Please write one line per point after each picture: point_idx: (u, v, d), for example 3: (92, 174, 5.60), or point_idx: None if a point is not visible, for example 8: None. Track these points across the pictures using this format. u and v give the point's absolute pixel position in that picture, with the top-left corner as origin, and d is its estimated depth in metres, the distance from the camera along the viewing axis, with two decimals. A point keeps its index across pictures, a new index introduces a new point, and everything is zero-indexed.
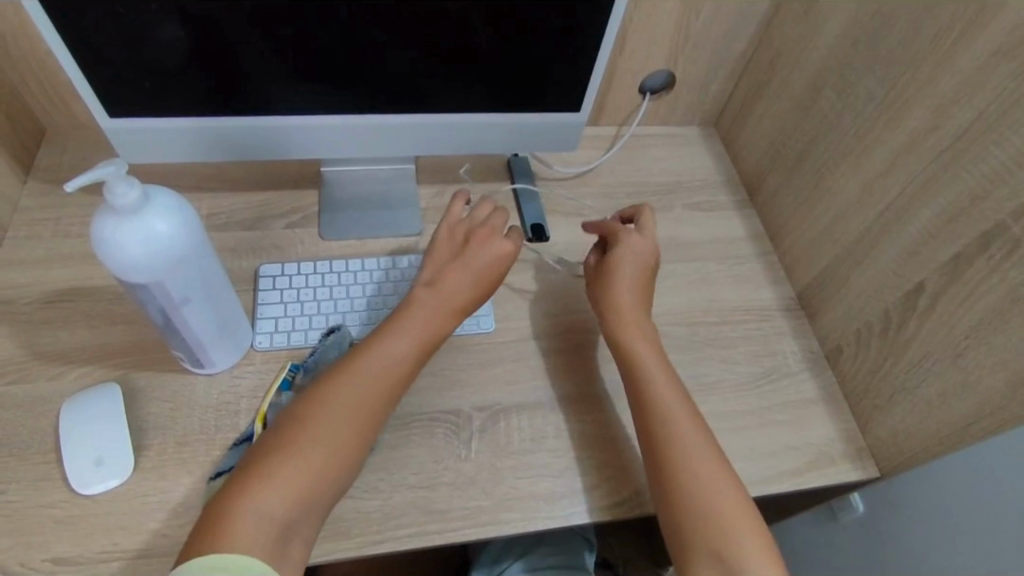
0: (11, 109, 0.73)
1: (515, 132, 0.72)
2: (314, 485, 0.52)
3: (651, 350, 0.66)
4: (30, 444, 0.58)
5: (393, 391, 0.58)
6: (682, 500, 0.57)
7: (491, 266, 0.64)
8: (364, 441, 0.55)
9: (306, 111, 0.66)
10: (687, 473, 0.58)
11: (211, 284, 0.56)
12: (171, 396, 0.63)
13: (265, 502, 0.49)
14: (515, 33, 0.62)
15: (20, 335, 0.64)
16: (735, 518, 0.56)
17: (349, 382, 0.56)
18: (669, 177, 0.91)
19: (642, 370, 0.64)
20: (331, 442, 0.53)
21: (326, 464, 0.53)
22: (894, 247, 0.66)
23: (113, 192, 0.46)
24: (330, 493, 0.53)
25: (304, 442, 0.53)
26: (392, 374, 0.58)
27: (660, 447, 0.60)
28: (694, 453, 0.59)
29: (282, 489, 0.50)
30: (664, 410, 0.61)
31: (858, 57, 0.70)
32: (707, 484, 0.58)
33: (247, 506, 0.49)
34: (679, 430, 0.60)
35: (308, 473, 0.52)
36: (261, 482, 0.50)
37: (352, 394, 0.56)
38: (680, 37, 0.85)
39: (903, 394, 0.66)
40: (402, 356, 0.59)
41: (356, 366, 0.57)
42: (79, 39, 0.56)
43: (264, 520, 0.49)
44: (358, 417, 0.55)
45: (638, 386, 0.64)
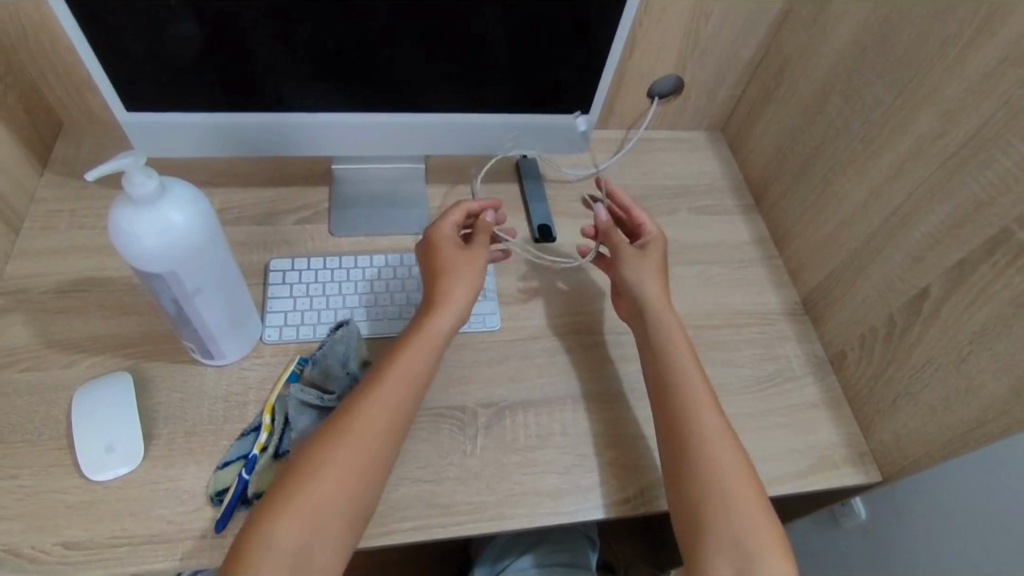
0: (30, 102, 0.74)
1: (524, 133, 0.73)
2: (324, 511, 0.51)
3: (683, 345, 0.66)
4: (43, 430, 0.59)
5: (395, 411, 0.57)
6: (703, 490, 0.57)
7: (461, 284, 0.65)
8: (373, 461, 0.54)
9: (318, 109, 0.67)
10: (710, 461, 0.58)
11: (224, 277, 0.57)
12: (181, 386, 0.63)
13: (276, 533, 0.50)
14: (527, 34, 0.63)
15: (35, 323, 0.65)
16: (751, 508, 0.56)
17: (348, 408, 0.57)
18: (676, 180, 0.92)
19: (675, 366, 0.64)
20: (333, 467, 0.53)
21: (332, 490, 0.52)
22: (899, 252, 0.67)
23: (133, 182, 0.47)
24: (345, 520, 0.52)
25: (308, 471, 0.53)
26: (386, 396, 0.57)
27: (685, 438, 0.60)
28: (720, 444, 0.59)
29: (291, 518, 0.50)
30: (690, 402, 0.62)
31: (866, 64, 0.71)
32: (730, 475, 0.58)
33: (257, 540, 0.49)
34: (708, 425, 0.60)
35: (316, 501, 0.51)
36: (268, 515, 0.50)
37: (352, 418, 0.56)
38: (689, 42, 0.86)
39: (906, 399, 0.67)
40: (394, 377, 0.59)
41: (355, 395, 0.58)
42: (100, 34, 0.57)
43: (276, 554, 0.49)
44: (357, 439, 0.54)
45: (667, 381, 0.64)
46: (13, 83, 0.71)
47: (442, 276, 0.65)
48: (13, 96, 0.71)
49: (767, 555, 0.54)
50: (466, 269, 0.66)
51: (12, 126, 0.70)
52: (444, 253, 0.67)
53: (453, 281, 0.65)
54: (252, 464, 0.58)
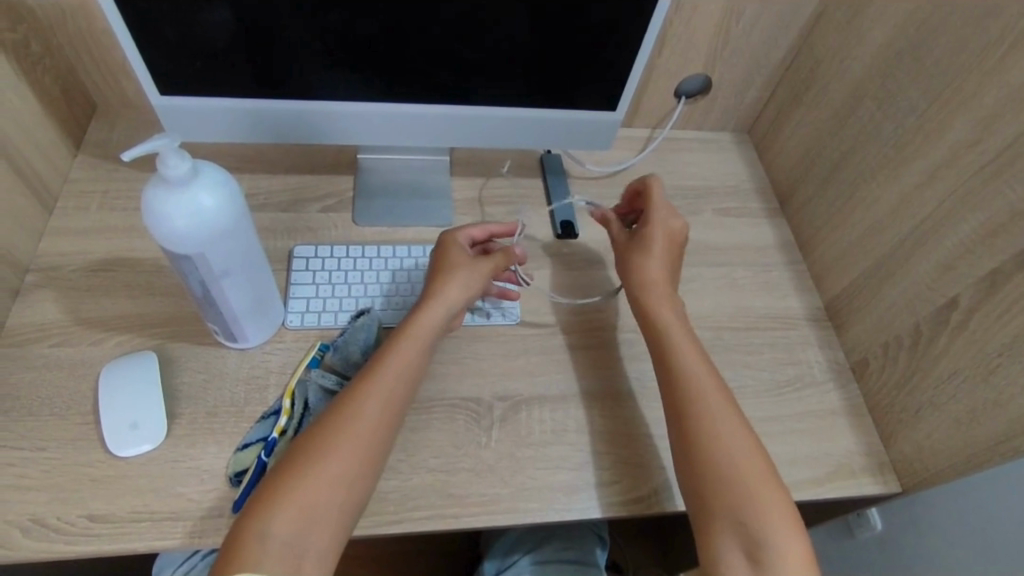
0: (66, 84, 0.75)
1: (551, 127, 0.72)
2: (320, 502, 0.52)
3: (689, 342, 0.65)
4: (70, 405, 0.61)
5: (389, 404, 0.57)
6: (720, 493, 0.57)
7: (460, 281, 0.65)
8: (367, 453, 0.55)
9: (347, 97, 0.67)
10: (725, 463, 0.58)
11: (250, 261, 0.57)
12: (204, 367, 0.65)
13: (273, 524, 0.50)
14: (557, 30, 0.63)
15: (65, 301, 0.67)
16: (770, 511, 0.56)
17: (344, 400, 0.57)
18: (701, 181, 0.91)
19: (684, 369, 0.63)
20: (330, 458, 0.53)
21: (328, 483, 0.52)
22: (928, 260, 0.66)
23: (166, 163, 0.48)
24: (340, 511, 0.52)
25: (304, 462, 0.53)
26: (382, 389, 0.58)
27: (698, 439, 0.59)
28: (735, 443, 0.59)
29: (288, 508, 0.51)
30: (704, 406, 0.60)
31: (901, 67, 0.69)
32: (745, 477, 0.57)
33: (254, 531, 0.50)
34: (719, 426, 0.60)
35: (313, 492, 0.52)
36: (264, 507, 0.51)
37: (344, 412, 0.56)
38: (719, 42, 0.85)
39: (930, 409, 0.66)
40: (389, 371, 0.59)
41: (349, 388, 0.58)
42: (139, 19, 0.58)
43: (273, 543, 0.49)
44: (353, 431, 0.55)
45: (678, 383, 0.62)
46: (50, 64, 0.72)
47: (442, 274, 0.65)
48: (50, 77, 0.72)
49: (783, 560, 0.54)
50: (472, 269, 0.66)
51: (49, 106, 0.72)
52: (449, 252, 0.68)
53: (452, 279, 0.65)
54: (272, 447, 0.59)
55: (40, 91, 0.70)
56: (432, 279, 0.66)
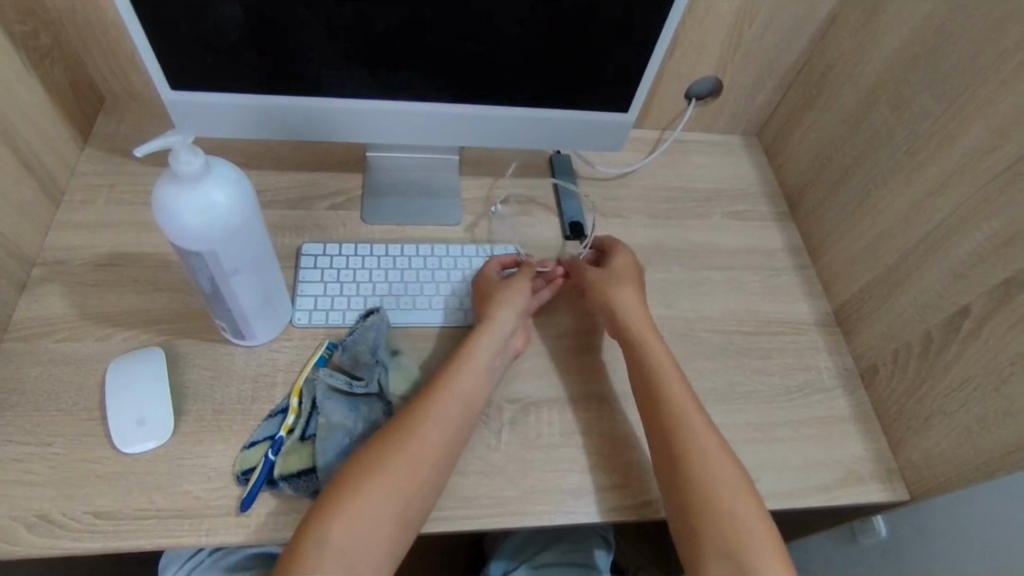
0: (75, 76, 0.75)
1: (562, 127, 0.72)
2: (377, 515, 0.53)
3: (663, 350, 0.67)
4: (76, 400, 0.60)
5: (452, 425, 0.59)
6: (698, 503, 0.58)
7: (511, 303, 0.68)
8: (428, 473, 0.56)
9: (358, 94, 0.67)
10: (707, 478, 0.59)
11: (261, 258, 0.57)
12: (211, 364, 0.64)
13: (332, 534, 0.51)
14: (572, 30, 0.63)
15: (72, 295, 0.66)
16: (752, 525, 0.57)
17: (407, 416, 0.58)
18: (710, 184, 0.91)
19: (655, 376, 0.65)
20: (392, 473, 0.54)
21: (388, 498, 0.54)
22: (941, 267, 0.65)
23: (179, 159, 0.47)
24: (396, 525, 0.53)
25: (366, 474, 0.54)
26: (445, 409, 0.59)
27: (680, 448, 0.60)
28: (708, 447, 0.60)
29: (347, 517, 0.52)
30: (689, 423, 0.61)
31: (915, 73, 0.69)
32: (723, 488, 0.58)
33: (314, 539, 0.51)
34: (698, 435, 0.61)
35: (373, 503, 0.53)
36: (325, 515, 0.52)
37: (409, 429, 0.57)
38: (731, 44, 0.85)
39: (939, 417, 0.65)
40: (454, 392, 0.60)
41: (413, 405, 0.59)
42: (149, 11, 0.57)
43: (329, 552, 0.51)
44: (415, 448, 0.56)
45: (657, 397, 0.63)
46: (59, 56, 0.72)
47: (499, 296, 0.68)
48: (59, 69, 0.72)
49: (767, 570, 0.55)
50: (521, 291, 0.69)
51: (58, 99, 0.71)
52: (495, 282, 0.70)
53: (507, 300, 0.68)
54: (279, 446, 0.59)
55: (49, 83, 0.70)
56: (488, 300, 0.68)
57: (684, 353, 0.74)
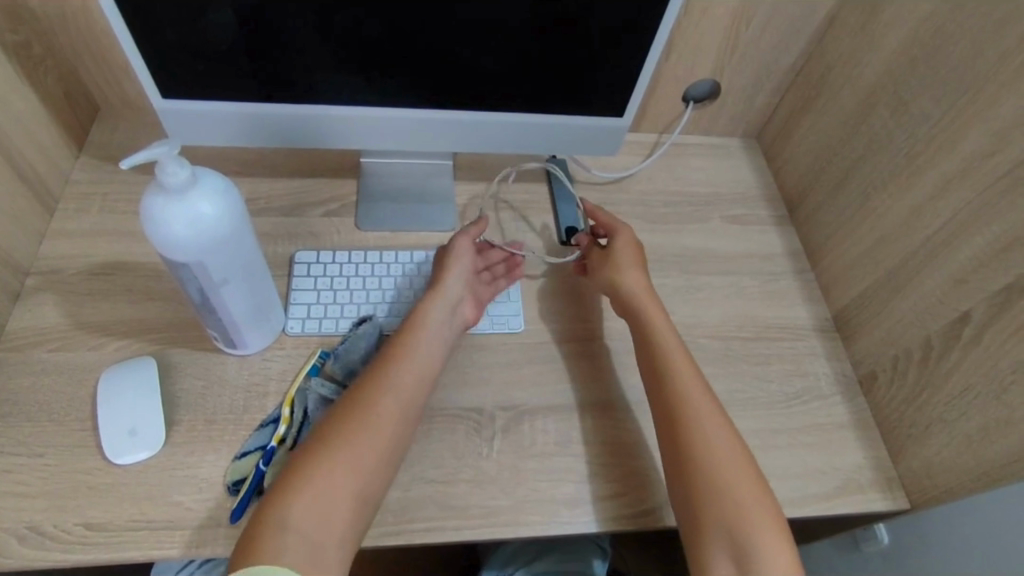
0: (68, 85, 0.75)
1: (556, 133, 0.71)
2: (338, 491, 0.53)
3: (669, 330, 0.67)
4: (68, 411, 0.60)
5: (405, 398, 0.58)
6: (703, 487, 0.57)
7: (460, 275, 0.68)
8: (384, 445, 0.56)
9: (351, 102, 0.67)
10: (709, 449, 0.59)
11: (251, 268, 0.57)
12: (204, 373, 0.64)
13: (292, 512, 0.51)
14: (564, 34, 0.62)
15: (65, 304, 0.66)
16: (753, 497, 0.56)
17: (359, 391, 0.58)
18: (708, 188, 0.90)
19: (659, 356, 0.65)
20: (345, 448, 0.54)
21: (347, 474, 0.53)
22: (941, 273, 0.64)
23: (164, 170, 0.47)
24: (355, 499, 0.53)
25: (320, 452, 0.54)
26: (398, 383, 0.59)
27: (680, 428, 0.60)
28: (708, 423, 0.60)
29: (304, 496, 0.52)
30: (688, 398, 0.61)
31: (914, 75, 0.68)
32: (723, 466, 0.58)
33: (272, 521, 0.50)
34: (698, 411, 0.61)
35: (329, 480, 0.53)
36: (284, 495, 0.52)
37: (362, 403, 0.57)
38: (728, 46, 0.84)
39: (940, 425, 0.64)
40: (406, 366, 0.60)
41: (365, 379, 0.59)
42: (139, 20, 0.57)
43: (291, 531, 0.50)
44: (368, 422, 0.56)
45: (662, 376, 0.63)
46: (52, 65, 0.72)
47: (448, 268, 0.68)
48: (52, 78, 0.72)
49: (773, 546, 0.54)
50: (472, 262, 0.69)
51: (51, 108, 0.71)
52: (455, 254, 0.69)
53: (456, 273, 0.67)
54: (270, 456, 0.58)
55: (42, 92, 0.70)
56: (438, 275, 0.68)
57: None
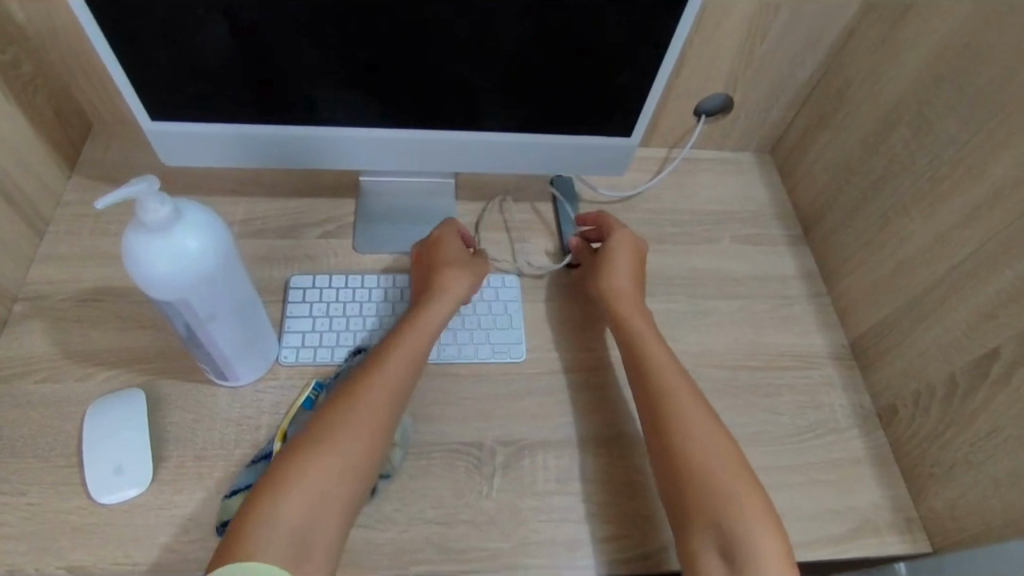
0: (60, 103, 0.73)
1: (561, 153, 0.68)
2: (326, 489, 0.52)
3: (650, 333, 0.66)
4: (54, 446, 0.58)
5: (393, 395, 0.58)
6: (697, 491, 0.55)
7: (450, 271, 0.66)
8: (371, 442, 0.55)
9: (346, 124, 0.64)
10: (698, 458, 0.57)
11: (239, 302, 0.54)
12: (194, 406, 0.62)
13: (279, 511, 0.50)
14: (568, 55, 0.59)
15: (53, 332, 0.64)
16: (749, 503, 0.55)
17: (348, 388, 0.57)
18: (720, 206, 0.86)
19: (645, 358, 0.64)
20: (336, 441, 0.53)
21: (334, 471, 0.52)
22: (967, 305, 0.61)
23: (145, 208, 0.44)
24: (345, 493, 0.52)
25: (309, 448, 0.53)
26: (385, 380, 0.58)
27: (667, 430, 0.59)
28: (696, 425, 0.59)
29: (294, 491, 0.51)
30: (681, 404, 0.60)
31: (939, 94, 0.64)
32: (716, 469, 0.56)
33: (260, 516, 0.49)
34: (686, 412, 0.60)
35: (319, 475, 0.52)
36: (270, 494, 0.51)
37: (350, 399, 0.56)
38: (742, 60, 0.81)
39: (964, 466, 0.61)
40: (394, 362, 0.59)
41: (353, 376, 0.58)
42: (124, 43, 0.55)
43: (277, 530, 0.49)
44: (355, 419, 0.55)
45: (647, 378, 0.63)
46: (42, 84, 0.70)
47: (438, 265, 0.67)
48: (43, 97, 0.70)
49: (774, 553, 0.52)
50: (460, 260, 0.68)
51: (41, 128, 0.69)
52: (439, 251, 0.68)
53: (445, 269, 0.67)
54: None
55: (32, 113, 0.68)
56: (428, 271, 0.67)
57: None
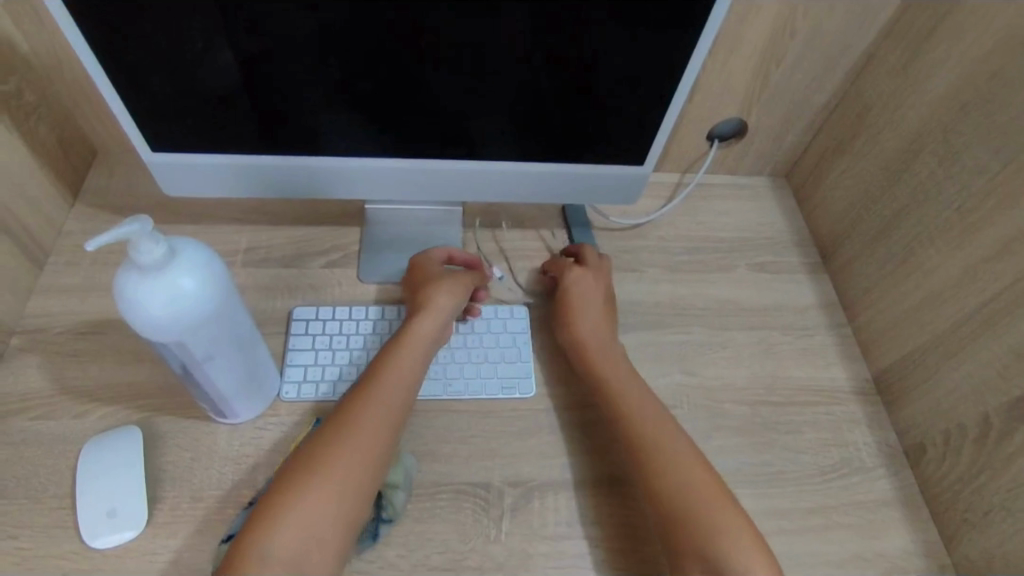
0: (62, 131, 0.72)
1: (571, 181, 0.66)
2: (324, 516, 0.50)
3: (625, 368, 0.65)
4: (48, 487, 0.56)
5: (390, 417, 0.56)
6: (694, 528, 0.53)
7: (444, 290, 0.65)
8: (369, 467, 0.53)
9: (350, 153, 0.62)
10: (687, 499, 0.55)
11: (237, 341, 0.53)
12: (191, 444, 0.60)
13: (275, 541, 0.48)
14: (578, 85, 0.57)
15: (51, 367, 0.63)
16: (747, 543, 0.52)
17: (342, 412, 0.56)
18: (734, 232, 0.84)
19: (621, 394, 0.63)
20: (330, 466, 0.51)
21: (331, 498, 0.50)
22: (1001, 343, 0.58)
23: (139, 249, 0.43)
24: (343, 518, 0.50)
25: (301, 475, 0.51)
26: (380, 402, 0.56)
27: (652, 468, 0.57)
28: (682, 460, 0.57)
29: (289, 521, 0.49)
30: (663, 439, 0.59)
31: (966, 121, 0.62)
32: (710, 504, 0.54)
33: (254, 550, 0.47)
34: (669, 448, 0.58)
35: (314, 503, 0.50)
36: (266, 523, 0.48)
37: (344, 424, 0.54)
38: (757, 84, 0.79)
39: (1001, 513, 0.58)
40: (389, 385, 0.58)
41: (347, 401, 0.57)
42: (124, 75, 0.54)
43: (273, 561, 0.47)
44: (351, 442, 0.53)
45: (627, 414, 0.61)
46: (45, 112, 0.69)
47: (430, 285, 0.66)
48: (45, 126, 0.69)
49: None
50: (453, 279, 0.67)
51: (42, 157, 0.69)
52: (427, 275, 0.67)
53: (439, 288, 0.65)
54: None
55: (32, 142, 0.67)
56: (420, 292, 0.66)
57: (706, 428, 0.67)
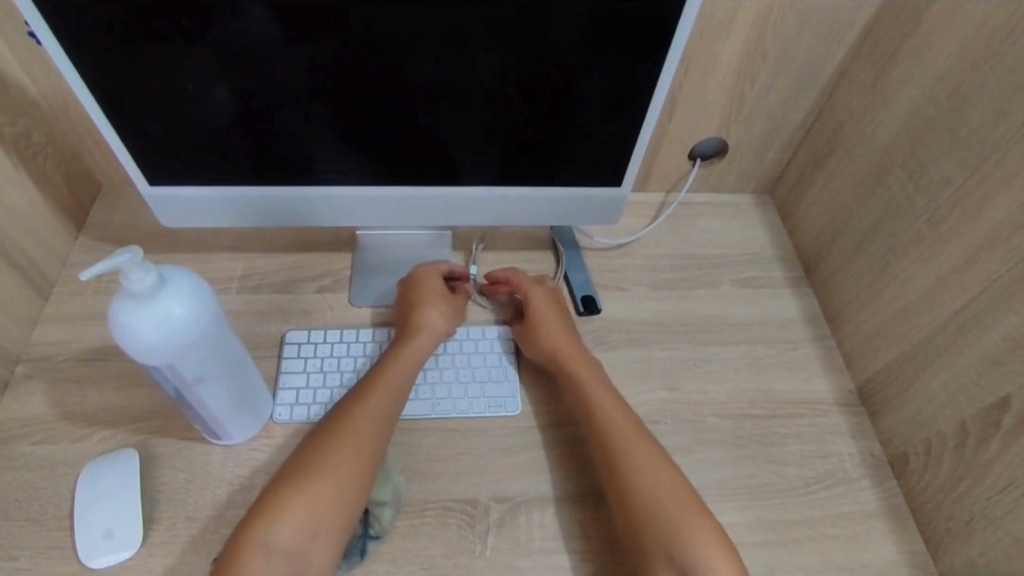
0: (68, 168, 0.76)
1: (560, 203, 0.68)
2: (319, 515, 0.52)
3: (599, 380, 0.66)
4: (48, 509, 0.58)
5: (381, 424, 0.59)
6: (661, 532, 0.54)
7: (436, 309, 0.68)
8: (363, 470, 0.55)
9: (340, 183, 0.65)
10: (653, 505, 0.56)
11: (227, 363, 0.55)
12: (187, 466, 0.62)
13: (273, 535, 0.50)
14: (552, 112, 0.60)
15: (53, 393, 0.65)
16: (708, 544, 0.53)
17: (336, 418, 0.58)
18: (718, 249, 0.86)
19: (593, 404, 0.64)
20: (324, 469, 0.54)
21: (326, 497, 0.53)
22: (973, 352, 0.59)
23: (130, 278, 0.45)
24: (340, 515, 0.53)
25: (295, 477, 0.54)
26: (372, 410, 0.59)
27: (623, 474, 0.58)
28: (653, 468, 0.58)
29: (286, 519, 0.51)
30: (635, 448, 0.60)
31: (931, 137, 0.64)
32: (679, 510, 0.55)
33: (255, 543, 0.50)
34: (640, 455, 0.59)
35: (311, 501, 0.52)
36: (265, 519, 0.51)
37: (338, 429, 0.57)
38: (733, 105, 0.81)
39: (982, 522, 0.58)
40: (382, 393, 0.61)
41: (342, 408, 0.59)
42: (123, 115, 0.57)
43: (272, 554, 0.49)
44: (343, 446, 0.56)
45: (599, 425, 0.62)
46: (51, 151, 0.73)
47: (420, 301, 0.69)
48: (51, 163, 0.73)
49: None
50: (444, 297, 0.70)
51: (48, 193, 0.72)
52: (421, 287, 0.69)
53: (430, 306, 0.68)
54: None
55: (40, 179, 0.71)
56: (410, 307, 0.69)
57: (691, 442, 0.68)
